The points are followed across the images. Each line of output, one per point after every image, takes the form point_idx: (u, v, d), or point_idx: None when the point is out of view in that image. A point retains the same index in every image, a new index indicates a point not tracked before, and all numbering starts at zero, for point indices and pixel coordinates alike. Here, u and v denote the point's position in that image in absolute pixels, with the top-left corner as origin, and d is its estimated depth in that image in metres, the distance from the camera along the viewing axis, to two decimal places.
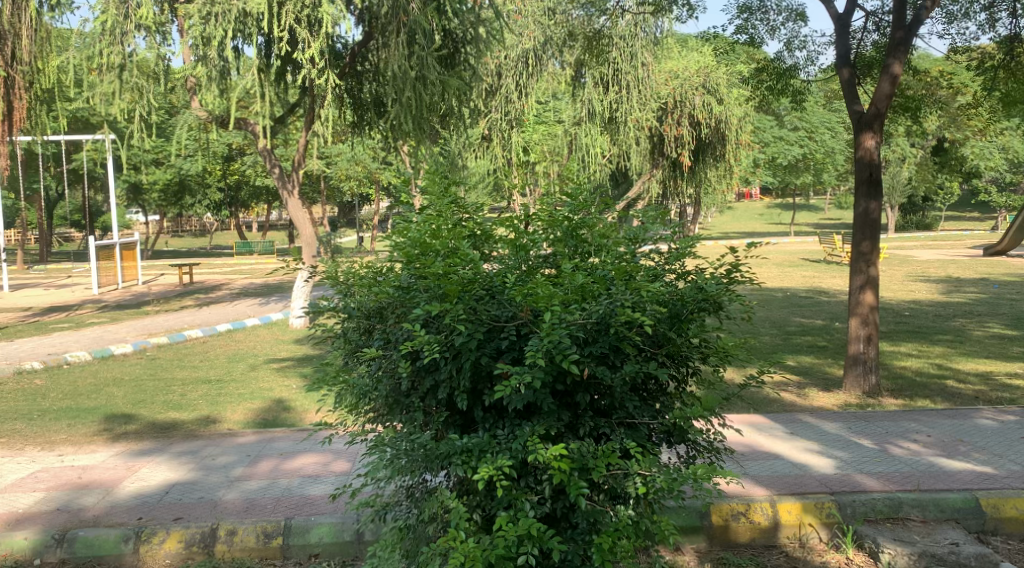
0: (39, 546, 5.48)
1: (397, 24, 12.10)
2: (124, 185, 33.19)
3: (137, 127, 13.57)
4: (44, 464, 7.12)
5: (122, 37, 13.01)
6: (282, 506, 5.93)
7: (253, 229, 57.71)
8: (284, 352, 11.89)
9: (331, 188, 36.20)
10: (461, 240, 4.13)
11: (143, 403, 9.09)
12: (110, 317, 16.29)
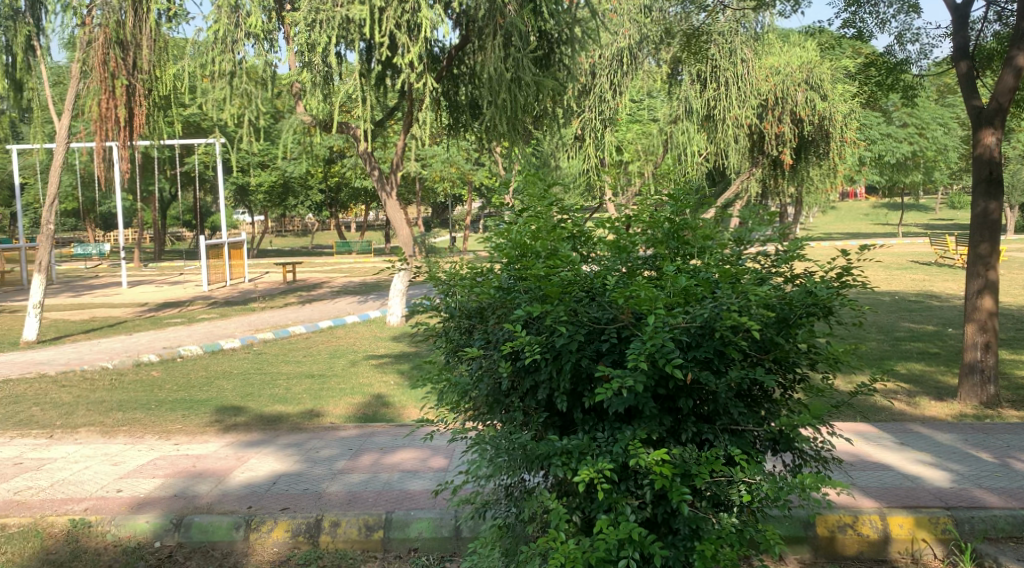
0: (159, 529, 5.74)
1: (493, 26, 12.23)
2: (232, 186, 34.52)
3: (246, 132, 14.09)
4: (162, 452, 7.47)
5: (233, 45, 13.53)
6: (382, 499, 6.06)
7: (352, 229, 59.17)
8: (383, 349, 12.13)
9: (427, 188, 36.71)
10: (561, 241, 4.13)
11: (251, 396, 9.43)
12: (219, 313, 16.98)
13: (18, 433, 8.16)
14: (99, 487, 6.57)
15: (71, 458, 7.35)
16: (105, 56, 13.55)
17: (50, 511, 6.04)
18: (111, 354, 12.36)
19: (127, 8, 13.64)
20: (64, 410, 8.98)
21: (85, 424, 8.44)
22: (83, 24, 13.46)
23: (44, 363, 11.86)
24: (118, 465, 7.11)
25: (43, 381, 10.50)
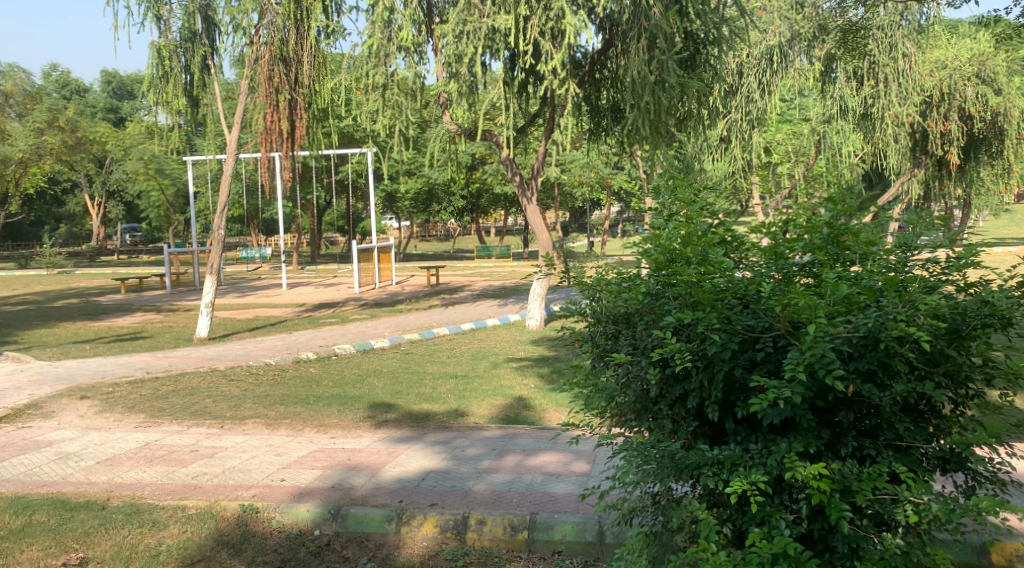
0: (318, 518, 6.03)
1: (638, 29, 12.12)
2: (381, 193, 35.80)
3: (396, 141, 14.59)
4: (320, 444, 7.83)
5: (385, 58, 13.99)
6: (527, 500, 6.12)
7: (494, 234, 60.14)
8: (523, 352, 12.25)
9: (567, 193, 36.82)
10: (712, 246, 4.04)
11: (400, 394, 9.73)
12: (369, 314, 17.65)
13: (193, 423, 8.76)
14: (265, 475, 6.96)
15: (240, 447, 7.81)
16: (269, 73, 14.34)
17: (222, 496, 6.46)
18: (273, 351, 13.05)
19: (290, 26, 14.36)
20: (233, 403, 9.56)
21: (251, 416, 8.95)
22: (251, 42, 14.30)
23: (214, 358, 12.66)
24: (281, 456, 7.50)
25: (213, 375, 11.22)
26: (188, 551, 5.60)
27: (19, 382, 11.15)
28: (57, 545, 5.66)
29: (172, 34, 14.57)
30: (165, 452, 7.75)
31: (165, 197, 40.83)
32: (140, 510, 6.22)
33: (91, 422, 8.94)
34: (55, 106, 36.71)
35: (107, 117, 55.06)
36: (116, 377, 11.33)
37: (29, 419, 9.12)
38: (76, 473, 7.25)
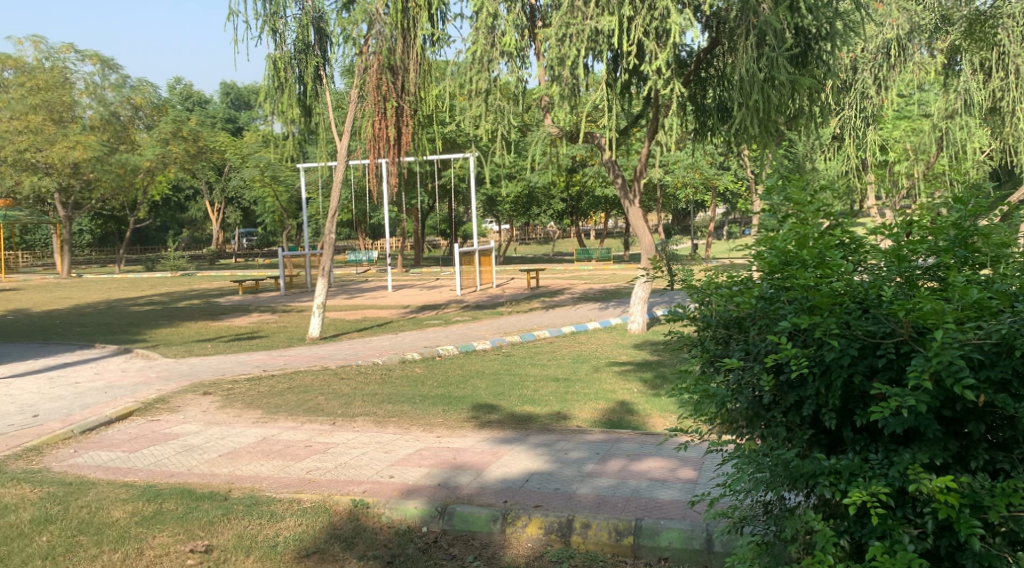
0: (426, 515, 6.13)
1: (746, 26, 11.88)
2: (482, 197, 36.17)
3: (498, 145, 14.75)
4: (426, 443, 7.96)
5: (489, 64, 14.11)
6: (632, 505, 6.07)
7: (594, 237, 60.00)
8: (626, 356, 12.13)
9: (669, 195, 36.35)
10: (831, 249, 3.91)
11: (503, 396, 9.79)
12: (470, 316, 17.86)
13: (306, 419, 9.04)
14: (374, 472, 7.13)
15: (351, 444, 8.02)
16: (378, 81, 14.69)
17: (334, 491, 6.64)
18: (380, 351, 13.34)
19: (397, 35, 14.68)
20: (343, 400, 9.81)
21: (361, 414, 9.18)
22: (361, 52, 14.69)
23: (325, 357, 13.03)
24: (390, 453, 7.66)
25: (325, 374, 11.55)
26: (303, 543, 5.78)
27: (147, 378, 11.74)
28: (184, 533, 5.93)
29: (287, 46, 15.08)
30: (281, 446, 8.03)
31: (279, 203, 42.38)
32: (259, 502, 6.46)
33: (213, 417, 9.33)
34: (179, 116, 38.63)
35: (226, 127, 57.56)
36: (235, 374, 11.80)
37: (158, 413, 9.59)
38: (200, 465, 7.58)
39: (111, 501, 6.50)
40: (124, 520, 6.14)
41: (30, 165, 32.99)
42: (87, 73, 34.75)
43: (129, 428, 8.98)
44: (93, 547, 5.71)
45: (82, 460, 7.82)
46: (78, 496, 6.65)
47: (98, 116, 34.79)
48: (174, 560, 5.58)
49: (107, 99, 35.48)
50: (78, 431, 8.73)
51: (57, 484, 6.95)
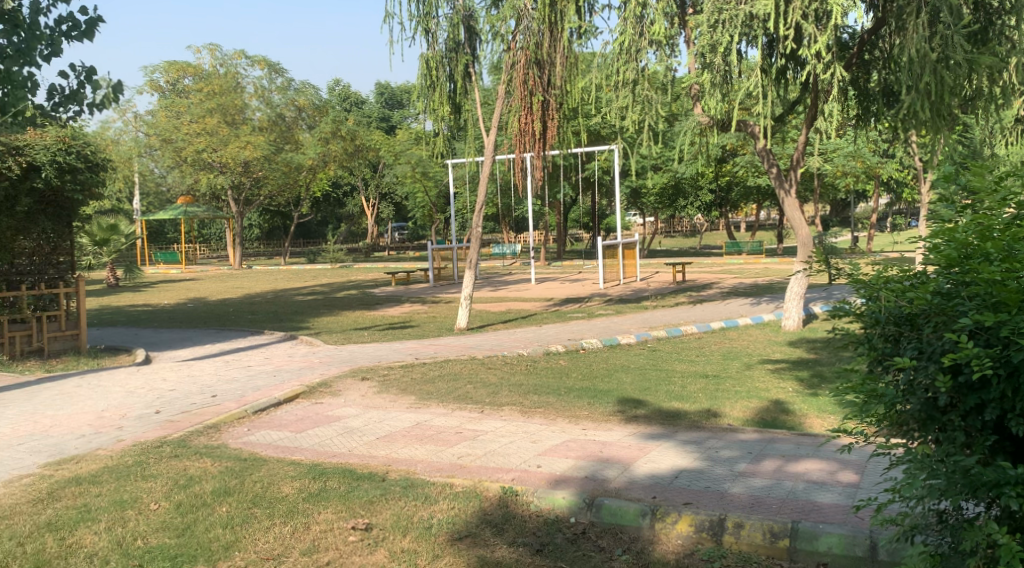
0: (574, 507, 6.13)
1: (916, 4, 11.32)
2: (627, 189, 35.84)
3: (646, 137, 14.56)
4: (573, 435, 7.98)
5: (637, 54, 13.95)
6: (788, 508, 5.88)
7: (744, 229, 58.39)
8: (779, 354, 11.73)
9: (827, 184, 34.82)
10: (1019, 241, 3.64)
11: (649, 391, 9.67)
12: (615, 309, 17.73)
13: (456, 407, 9.24)
14: (523, 461, 7.21)
15: (499, 432, 8.14)
16: (525, 76, 14.82)
17: (485, 478, 6.77)
18: (525, 343, 13.45)
19: (544, 30, 14.72)
20: (491, 390, 9.96)
21: (509, 403, 9.29)
22: (509, 48, 14.94)
23: (473, 348, 13.27)
24: (538, 443, 7.73)
25: (473, 363, 11.76)
26: (456, 527, 5.91)
27: (310, 363, 12.33)
28: (347, 510, 6.18)
29: (439, 45, 15.43)
30: (433, 432, 8.24)
31: (429, 198, 43.49)
32: (415, 484, 6.65)
33: (370, 401, 9.68)
34: (337, 116, 40.30)
35: (380, 126, 59.61)
36: (389, 361, 12.20)
37: (321, 396, 10.05)
38: (359, 447, 7.89)
39: (281, 478, 6.85)
40: (293, 496, 6.46)
41: (205, 163, 35.39)
42: (256, 77, 36.95)
43: (295, 409, 9.45)
44: (266, 519, 6.04)
45: (254, 437, 8.29)
46: (251, 471, 7.05)
47: (266, 118, 36.97)
48: (338, 536, 5.83)
49: (274, 101, 37.60)
50: (250, 410, 9.26)
51: (233, 460, 7.40)
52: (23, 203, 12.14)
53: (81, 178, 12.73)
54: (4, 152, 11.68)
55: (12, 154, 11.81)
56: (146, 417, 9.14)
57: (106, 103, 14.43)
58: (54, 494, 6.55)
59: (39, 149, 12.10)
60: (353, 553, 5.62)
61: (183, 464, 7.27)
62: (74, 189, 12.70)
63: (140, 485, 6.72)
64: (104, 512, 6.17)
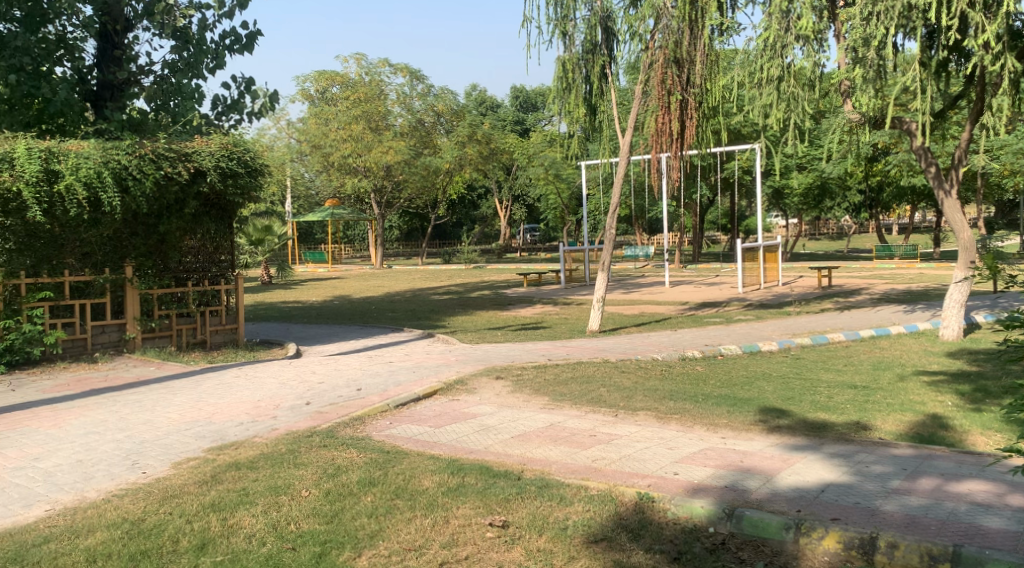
0: (713, 516, 5.94)
1: None
2: (769, 190, 34.72)
3: (792, 135, 14.06)
4: (711, 443, 7.77)
5: (782, 49, 13.48)
6: (949, 530, 5.53)
7: (895, 233, 55.47)
8: (937, 366, 11.06)
9: (991, 184, 32.59)
10: None
11: (793, 400, 9.31)
12: (755, 315, 17.19)
13: (590, 410, 9.17)
14: (659, 467, 7.08)
15: (635, 437, 8.03)
16: (663, 76, 14.61)
17: (620, 482, 6.68)
18: (661, 347, 13.24)
19: (685, 27, 14.50)
20: (626, 394, 9.84)
21: (644, 408, 9.15)
22: (647, 47, 14.75)
23: (607, 351, 13.15)
24: (674, 450, 7.57)
25: (608, 366, 11.66)
26: (592, 529, 5.86)
27: (447, 361, 12.54)
28: (484, 507, 6.23)
29: (576, 47, 15.41)
30: (568, 434, 8.21)
31: (562, 199, 43.53)
32: (550, 485, 6.63)
33: (506, 401, 9.75)
34: (475, 120, 40.87)
35: (515, 129, 60.12)
36: (524, 362, 12.25)
37: (458, 393, 10.20)
38: (495, 444, 7.95)
39: (421, 471, 6.98)
40: (433, 489, 6.57)
41: (350, 167, 36.81)
42: (398, 84, 38.02)
43: (434, 405, 9.63)
44: (408, 511, 6.16)
45: (396, 431, 8.49)
46: (393, 463, 7.22)
47: (407, 123, 37.96)
48: (476, 531, 5.88)
49: (415, 107, 38.57)
50: (392, 405, 9.50)
51: (376, 451, 7.61)
52: (189, 205, 13.03)
53: (241, 183, 13.23)
54: (174, 159, 12.38)
55: (181, 160, 12.48)
56: (296, 407, 9.53)
57: (264, 111, 15.18)
58: (216, 477, 6.91)
59: (205, 156, 12.67)
60: (491, 549, 5.65)
61: (331, 454, 7.52)
62: (235, 193, 13.26)
63: (292, 472, 7.00)
64: (261, 496, 6.45)
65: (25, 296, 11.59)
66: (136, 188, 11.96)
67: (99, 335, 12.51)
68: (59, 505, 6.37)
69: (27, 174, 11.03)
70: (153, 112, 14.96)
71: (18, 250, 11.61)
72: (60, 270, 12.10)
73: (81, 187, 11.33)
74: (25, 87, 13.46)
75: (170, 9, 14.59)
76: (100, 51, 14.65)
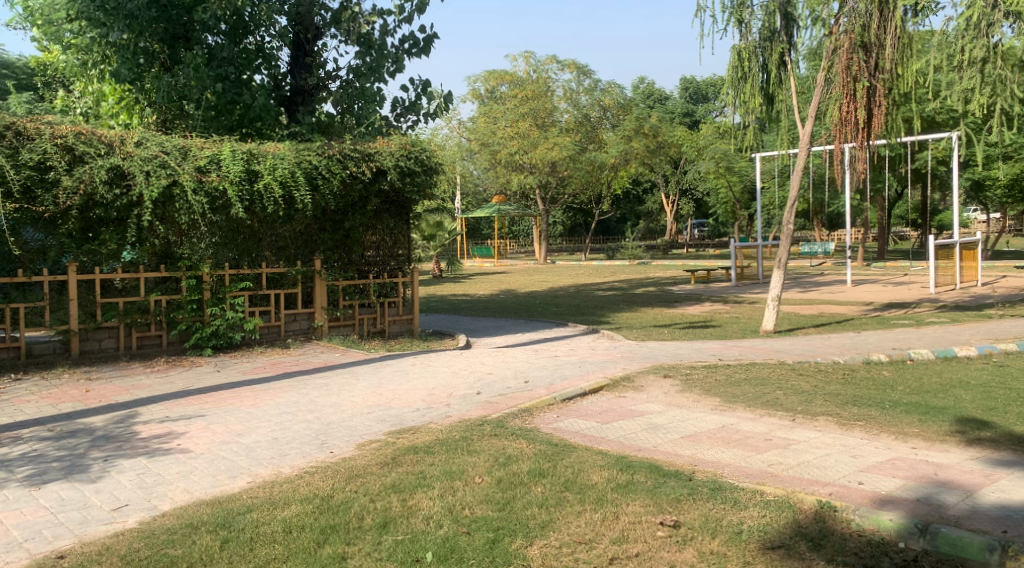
0: (904, 531, 5.54)
1: None
2: (967, 182, 32.26)
3: (996, 121, 12.99)
4: (900, 453, 7.28)
5: (987, 29, 12.48)
6: None
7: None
8: None
9: None
10: None
11: (995, 411, 8.59)
12: (949, 317, 16.02)
13: (765, 413, 8.82)
14: (842, 475, 6.70)
15: (814, 443, 7.65)
16: (848, 62, 13.87)
17: (799, 489, 6.37)
18: (843, 349, 12.57)
19: (873, 10, 13.67)
20: (804, 398, 9.40)
21: (824, 413, 8.70)
22: (831, 33, 14.03)
23: (782, 352, 12.63)
24: (858, 458, 7.15)
25: (785, 369, 11.18)
26: (769, 536, 5.62)
27: (614, 357, 12.43)
28: (655, 505, 6.10)
29: (752, 35, 14.89)
30: (741, 436, 7.92)
31: (733, 193, 42.29)
32: (723, 487, 6.42)
33: (674, 399, 9.54)
34: (642, 113, 40.36)
35: (684, 121, 58.97)
36: (693, 361, 11.96)
37: (625, 390, 10.07)
38: (665, 443, 7.78)
39: (591, 465, 6.93)
40: (603, 484, 6.50)
41: (518, 165, 37.41)
42: (565, 80, 38.17)
43: (602, 401, 9.56)
44: (578, 504, 6.12)
45: (564, 424, 8.49)
46: (563, 456, 7.21)
47: (573, 119, 38.19)
48: (647, 529, 5.76)
49: (581, 102, 38.61)
50: (559, 398, 9.51)
51: (546, 444, 7.62)
52: (372, 202, 13.62)
53: (418, 181, 13.62)
54: (359, 158, 12.94)
55: (364, 160, 13.02)
56: (468, 396, 9.71)
57: (439, 112, 15.61)
58: (396, 459, 7.13)
59: (386, 156, 13.15)
60: (662, 548, 5.52)
61: (502, 443, 7.60)
62: (412, 191, 13.67)
63: (465, 459, 7.12)
64: (437, 480, 6.59)
65: (229, 285, 12.41)
66: (325, 187, 12.63)
67: (292, 323, 13.25)
68: (259, 477, 6.77)
69: (230, 174, 11.76)
70: (339, 115, 15.62)
71: (223, 243, 12.37)
72: (259, 262, 12.79)
73: (277, 186, 12.06)
74: (230, 94, 14.51)
75: (355, 16, 15.25)
76: (293, 58, 15.46)
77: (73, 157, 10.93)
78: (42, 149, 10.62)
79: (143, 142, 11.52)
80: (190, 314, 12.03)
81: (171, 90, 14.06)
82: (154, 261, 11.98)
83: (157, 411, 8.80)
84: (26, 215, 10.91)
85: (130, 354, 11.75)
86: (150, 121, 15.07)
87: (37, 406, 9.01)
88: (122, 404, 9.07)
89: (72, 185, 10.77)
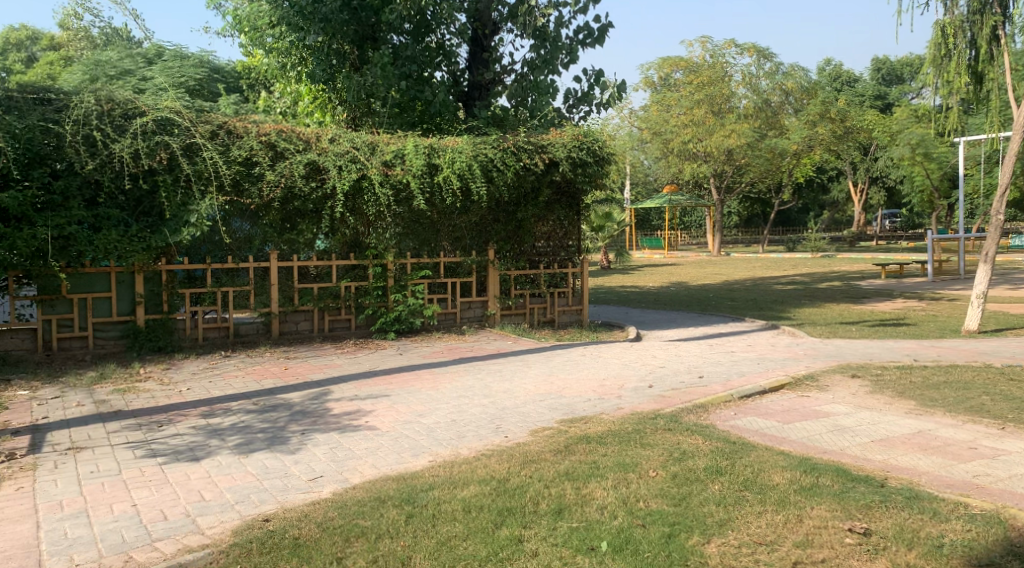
0: None
1: None
2: None
3: None
4: None
5: None
6: None
7: None
8: None
9: None
10: None
11: None
12: None
13: (968, 419, 8.14)
14: None
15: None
16: None
17: (1009, 504, 5.83)
18: None
19: None
20: (1014, 405, 8.61)
21: None
22: None
23: (987, 355, 11.63)
24: None
25: (991, 372, 10.28)
26: (974, 552, 5.17)
27: (796, 354, 11.88)
28: (843, 510, 5.74)
29: (959, 9, 13.81)
30: (940, 443, 7.34)
31: (929, 181, 39.49)
32: (920, 496, 5.96)
33: (863, 401, 8.99)
34: (828, 97, 38.45)
35: (875, 105, 55.71)
36: (885, 360, 11.23)
37: (808, 389, 9.59)
38: (853, 447, 7.33)
39: (771, 465, 6.62)
40: (785, 485, 6.19)
41: (692, 154, 36.85)
42: (744, 65, 36.96)
43: (784, 399, 9.15)
44: (759, 504, 5.86)
45: (743, 422, 8.17)
46: (741, 454, 6.93)
47: (752, 105, 36.71)
48: (834, 535, 5.43)
49: (761, 87, 37.21)
50: (737, 395, 9.18)
51: (723, 441, 7.36)
52: (544, 193, 13.58)
53: (589, 171, 13.53)
54: (532, 150, 12.92)
55: (537, 152, 13.01)
56: (642, 388, 9.56)
57: (612, 101, 15.47)
58: (569, 447, 7.09)
59: (559, 147, 13.10)
60: (851, 556, 5.20)
61: (678, 438, 7.41)
62: (583, 181, 13.59)
63: (640, 452, 6.99)
64: (610, 471, 6.50)
65: (410, 273, 12.84)
66: (500, 178, 12.71)
67: (466, 310, 13.54)
68: (440, 457, 6.93)
69: (413, 168, 12.08)
70: (513, 108, 15.87)
71: (405, 233, 12.81)
72: (437, 251, 13.19)
73: (456, 179, 12.26)
74: (412, 92, 15.06)
75: (531, 10, 15.25)
76: (471, 54, 15.76)
77: (276, 153, 11.61)
78: (249, 145, 11.33)
79: (337, 138, 12.00)
80: (375, 300, 12.60)
81: (361, 88, 14.75)
82: (345, 250, 12.61)
83: (347, 390, 9.23)
84: (235, 207, 11.65)
85: (322, 336, 12.41)
86: (341, 119, 15.81)
87: (243, 381, 9.65)
88: (316, 382, 9.57)
89: (275, 179, 11.40)
